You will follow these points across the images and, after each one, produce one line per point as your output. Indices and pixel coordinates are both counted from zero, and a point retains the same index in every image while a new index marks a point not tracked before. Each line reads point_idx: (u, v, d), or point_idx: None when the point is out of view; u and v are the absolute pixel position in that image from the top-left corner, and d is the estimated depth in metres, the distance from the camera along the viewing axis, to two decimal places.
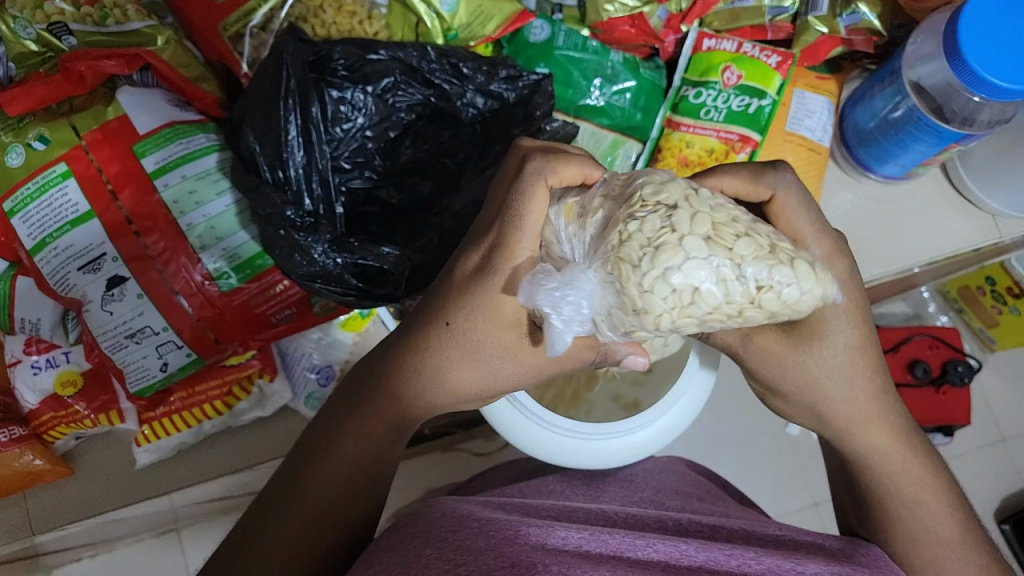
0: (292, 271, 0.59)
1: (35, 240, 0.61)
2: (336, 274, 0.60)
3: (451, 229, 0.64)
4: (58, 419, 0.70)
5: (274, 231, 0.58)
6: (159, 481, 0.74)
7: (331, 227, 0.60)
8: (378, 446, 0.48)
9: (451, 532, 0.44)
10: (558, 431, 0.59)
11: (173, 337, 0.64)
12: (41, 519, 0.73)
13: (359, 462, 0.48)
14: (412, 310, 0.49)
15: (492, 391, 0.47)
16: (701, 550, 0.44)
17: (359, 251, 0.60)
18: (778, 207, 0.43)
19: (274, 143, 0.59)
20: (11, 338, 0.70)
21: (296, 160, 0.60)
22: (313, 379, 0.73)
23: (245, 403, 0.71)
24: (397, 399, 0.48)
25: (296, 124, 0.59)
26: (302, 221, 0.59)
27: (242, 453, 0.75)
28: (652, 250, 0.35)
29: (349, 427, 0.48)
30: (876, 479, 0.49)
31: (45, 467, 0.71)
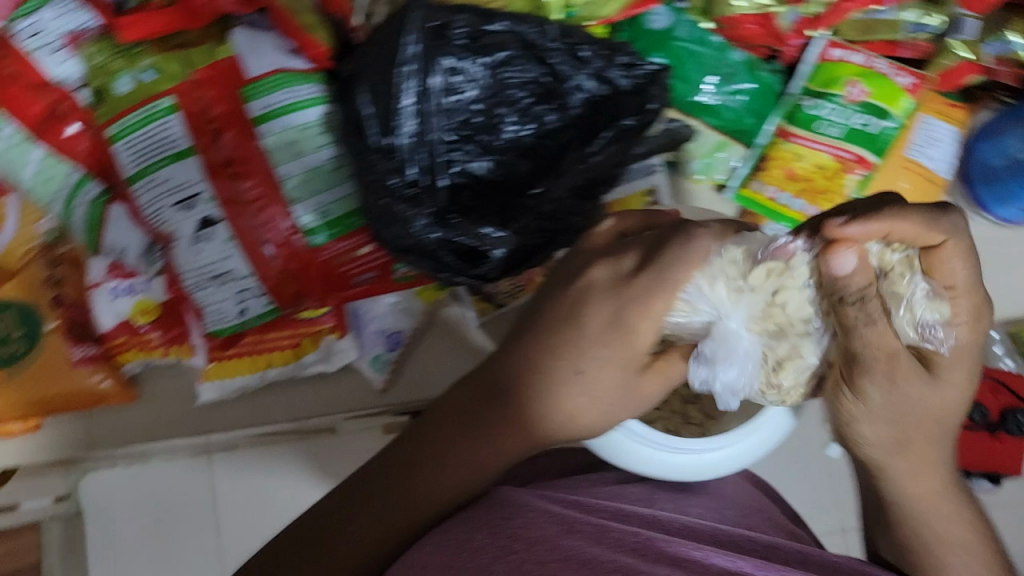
0: (389, 239, 0.59)
1: (134, 170, 0.61)
2: (433, 249, 0.59)
3: (547, 214, 0.62)
4: (130, 343, 0.71)
5: (376, 199, 0.58)
6: (216, 419, 0.75)
7: (438, 199, 0.60)
8: (474, 471, 0.47)
9: (507, 520, 0.45)
10: (631, 435, 0.56)
11: (255, 284, 0.64)
12: (100, 442, 0.75)
13: (458, 479, 0.47)
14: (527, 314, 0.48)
15: (592, 425, 0.46)
16: (758, 568, 0.44)
17: (457, 229, 0.59)
18: (945, 254, 0.40)
19: (385, 108, 0.57)
20: (93, 259, 0.70)
21: (406, 128, 0.59)
22: (381, 343, 0.72)
23: (312, 356, 0.71)
24: (503, 434, 0.47)
25: (410, 92, 0.58)
26: (405, 192, 0.59)
27: (299, 403, 0.75)
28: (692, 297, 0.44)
29: (457, 448, 0.47)
30: (949, 529, 0.47)
31: (111, 390, 0.72)
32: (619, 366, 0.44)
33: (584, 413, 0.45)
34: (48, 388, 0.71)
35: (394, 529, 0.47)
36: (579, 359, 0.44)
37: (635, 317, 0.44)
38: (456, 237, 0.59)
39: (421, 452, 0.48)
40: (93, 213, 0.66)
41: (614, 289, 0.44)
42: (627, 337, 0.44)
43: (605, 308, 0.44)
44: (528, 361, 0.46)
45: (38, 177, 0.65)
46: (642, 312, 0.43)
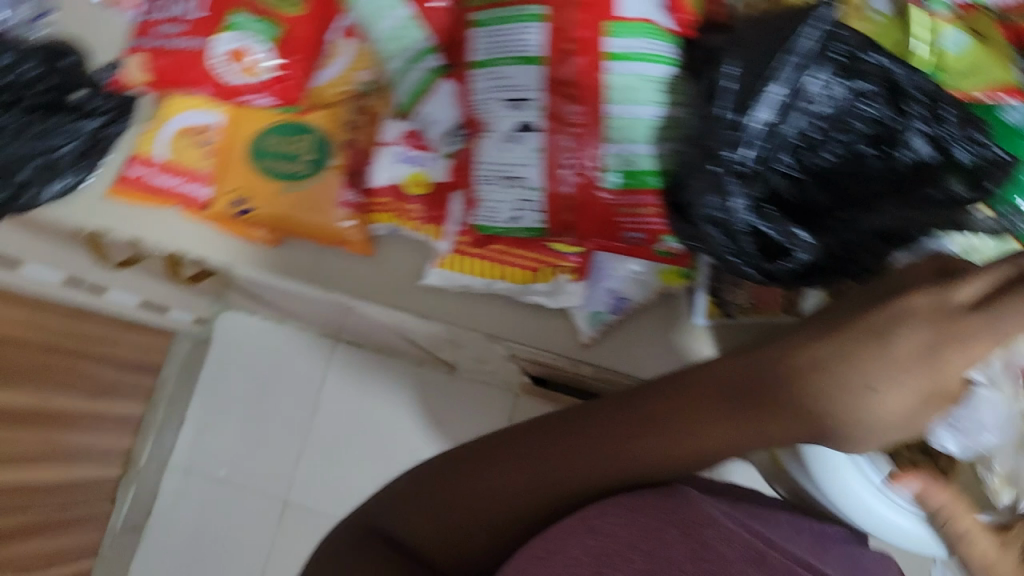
0: (699, 208, 0.60)
1: (482, 57, 0.66)
2: (738, 233, 0.60)
3: (844, 241, 0.62)
4: (390, 205, 0.78)
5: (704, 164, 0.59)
6: (428, 304, 0.80)
7: (759, 186, 0.60)
8: (716, 436, 0.53)
9: (704, 532, 0.54)
10: (855, 465, 0.62)
11: (536, 200, 0.67)
12: (323, 279, 0.82)
13: (690, 438, 0.53)
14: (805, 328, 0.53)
15: (863, 429, 0.49)
16: None
17: (770, 223, 0.60)
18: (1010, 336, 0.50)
19: (749, 88, 0.57)
20: (395, 122, 0.76)
21: (759, 116, 0.58)
22: (607, 302, 0.75)
23: (542, 285, 0.76)
24: (758, 404, 0.51)
25: (779, 84, 0.57)
26: (739, 168, 0.59)
27: (504, 322, 0.79)
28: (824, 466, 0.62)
29: (700, 427, 0.53)
30: None
31: (355, 238, 0.79)
32: (908, 404, 0.48)
33: (868, 415, 0.48)
34: (307, 212, 0.78)
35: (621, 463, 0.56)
36: (874, 378, 0.47)
37: (948, 353, 0.48)
38: (767, 229, 0.60)
39: (663, 405, 0.54)
40: (424, 82, 0.72)
41: (930, 317, 0.49)
42: (931, 360, 0.48)
43: (921, 334, 0.48)
44: (809, 355, 0.50)
45: (387, 35, 0.72)
46: (957, 347, 0.48)
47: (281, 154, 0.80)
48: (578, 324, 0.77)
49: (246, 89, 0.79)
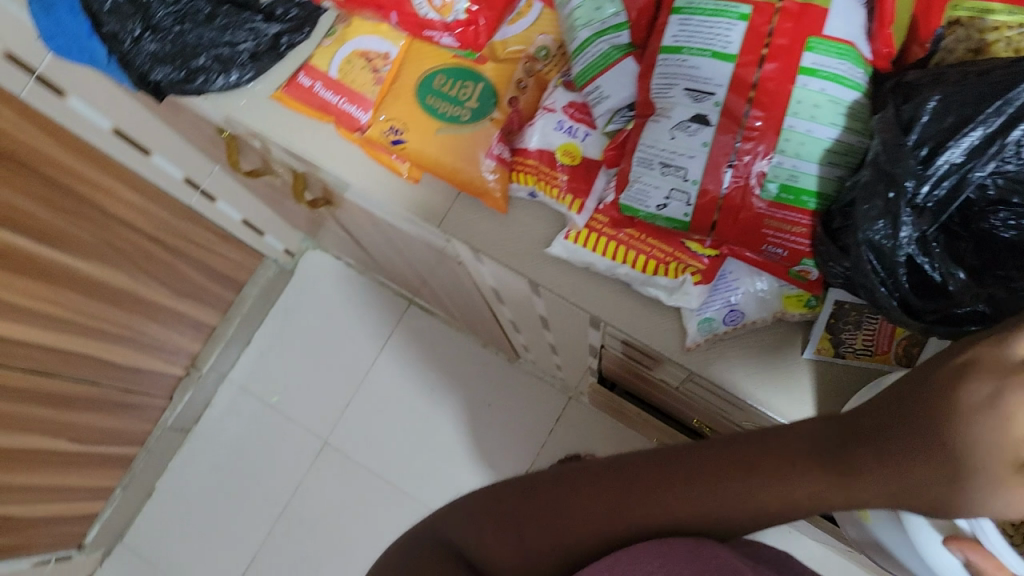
0: (862, 231, 0.59)
1: (674, 42, 0.67)
2: (894, 264, 0.59)
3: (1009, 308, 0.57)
4: (536, 170, 0.80)
5: (881, 187, 0.59)
6: (546, 271, 0.82)
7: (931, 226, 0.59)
8: (789, 496, 0.51)
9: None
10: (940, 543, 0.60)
11: (690, 193, 0.67)
12: (452, 223, 0.84)
13: (780, 487, 0.51)
14: (901, 385, 0.49)
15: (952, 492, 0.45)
16: None
17: (933, 262, 0.59)
18: None
19: (947, 126, 0.58)
20: (561, 91, 0.80)
21: (950, 156, 0.58)
22: (721, 311, 0.75)
23: (663, 280, 0.76)
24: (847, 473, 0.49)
25: (980, 130, 0.57)
26: (916, 201, 0.58)
27: (615, 307, 0.80)
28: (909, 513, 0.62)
29: (799, 479, 0.51)
30: None
31: (494, 192, 0.80)
32: (1017, 476, 0.43)
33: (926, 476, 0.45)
34: (454, 155, 0.80)
35: (678, 516, 0.55)
36: (949, 437, 0.44)
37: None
38: (927, 267, 0.59)
39: (732, 466, 0.53)
40: (607, 55, 0.73)
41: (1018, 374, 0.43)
42: (1010, 424, 0.42)
43: (1010, 395, 0.43)
44: (907, 418, 0.47)
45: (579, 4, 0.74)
46: None
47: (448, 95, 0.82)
48: (686, 325, 0.76)
49: (434, 26, 0.81)
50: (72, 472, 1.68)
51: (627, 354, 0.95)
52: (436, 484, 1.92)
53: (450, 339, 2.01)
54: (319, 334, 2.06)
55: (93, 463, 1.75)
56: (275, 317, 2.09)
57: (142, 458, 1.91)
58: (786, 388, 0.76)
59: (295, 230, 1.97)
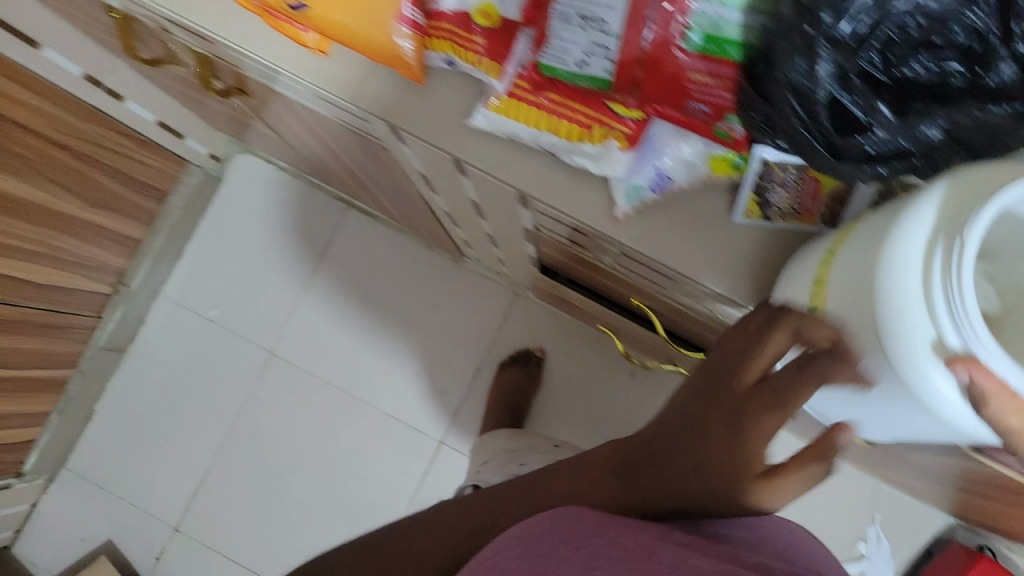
0: (782, 71, 0.57)
1: None
2: (814, 105, 0.58)
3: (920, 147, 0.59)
4: (453, 35, 0.74)
5: (798, 25, 0.56)
6: (468, 145, 0.78)
7: (849, 66, 0.57)
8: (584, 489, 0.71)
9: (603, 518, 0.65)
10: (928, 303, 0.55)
11: (611, 47, 0.63)
12: (368, 97, 0.80)
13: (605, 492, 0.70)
14: (632, 457, 0.71)
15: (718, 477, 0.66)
16: None
17: (854, 100, 0.57)
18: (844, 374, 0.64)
19: None
20: None
21: None
22: (649, 177, 0.73)
23: (588, 148, 0.73)
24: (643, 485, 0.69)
25: None
26: (833, 37, 0.55)
27: (540, 180, 0.78)
28: (891, 309, 0.57)
29: (596, 492, 0.70)
30: None
31: (410, 61, 0.76)
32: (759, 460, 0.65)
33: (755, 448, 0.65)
34: (360, 19, 0.74)
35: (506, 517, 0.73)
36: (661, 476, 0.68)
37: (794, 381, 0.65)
38: (848, 103, 0.58)
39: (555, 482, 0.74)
40: None
41: (730, 408, 0.68)
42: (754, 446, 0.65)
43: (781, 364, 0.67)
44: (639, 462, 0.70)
45: None
46: (755, 421, 0.66)
47: None
48: (615, 197, 0.74)
49: None
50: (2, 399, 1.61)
51: (558, 235, 0.93)
52: (383, 387, 1.92)
53: (392, 242, 1.97)
54: (256, 244, 1.99)
55: (28, 389, 1.67)
56: (207, 229, 2.00)
57: (78, 380, 1.83)
58: (712, 254, 0.76)
59: (217, 134, 1.86)
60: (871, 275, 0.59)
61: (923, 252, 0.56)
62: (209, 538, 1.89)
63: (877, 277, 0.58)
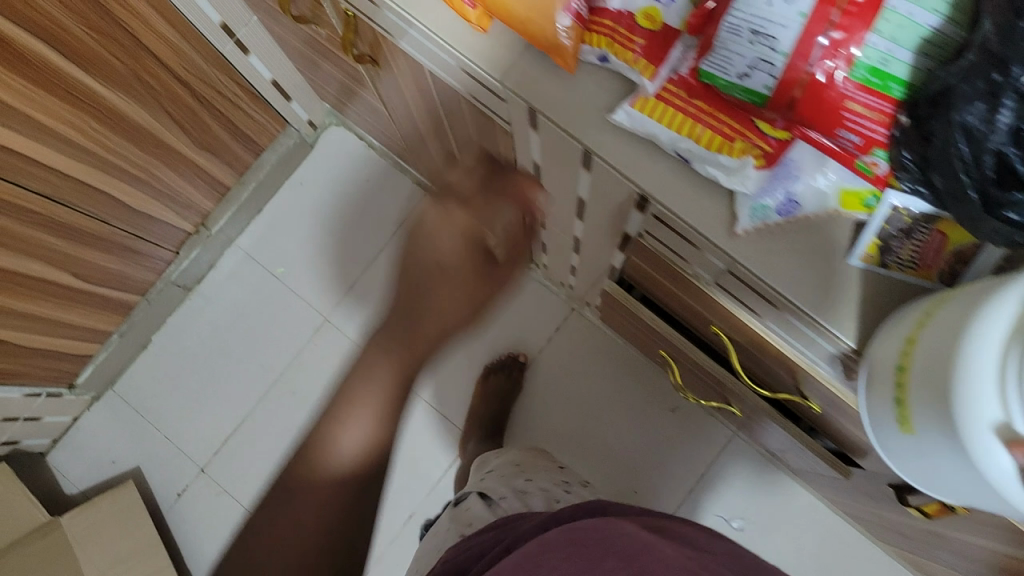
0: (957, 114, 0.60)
1: None
2: (979, 151, 0.59)
3: None
4: (613, 32, 0.77)
5: (986, 70, 0.58)
6: (600, 138, 0.81)
7: None
8: None
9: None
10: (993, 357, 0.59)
11: (775, 62, 0.66)
12: (515, 75, 0.83)
13: None
14: None
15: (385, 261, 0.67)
16: None
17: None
18: None
19: None
20: None
21: None
22: (778, 199, 0.75)
23: (724, 158, 0.74)
24: None
25: None
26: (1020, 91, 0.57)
27: (664, 182, 0.80)
28: (971, 385, 0.60)
29: None
30: None
31: (566, 49, 0.79)
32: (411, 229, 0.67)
33: None
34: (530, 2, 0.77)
35: None
36: None
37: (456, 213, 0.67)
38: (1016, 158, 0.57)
39: None
40: None
41: None
42: None
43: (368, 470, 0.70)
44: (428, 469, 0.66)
45: None
46: None
47: None
48: (738, 212, 0.76)
49: None
50: (70, 307, 1.71)
51: (660, 245, 0.95)
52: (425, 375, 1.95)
53: None
54: (332, 212, 2.04)
55: (94, 302, 1.77)
56: (291, 189, 2.07)
57: (142, 308, 1.93)
58: (818, 282, 0.77)
59: (320, 100, 1.94)
60: (962, 327, 0.61)
61: (1005, 338, 0.58)
62: (228, 486, 1.92)
63: (965, 333, 0.61)
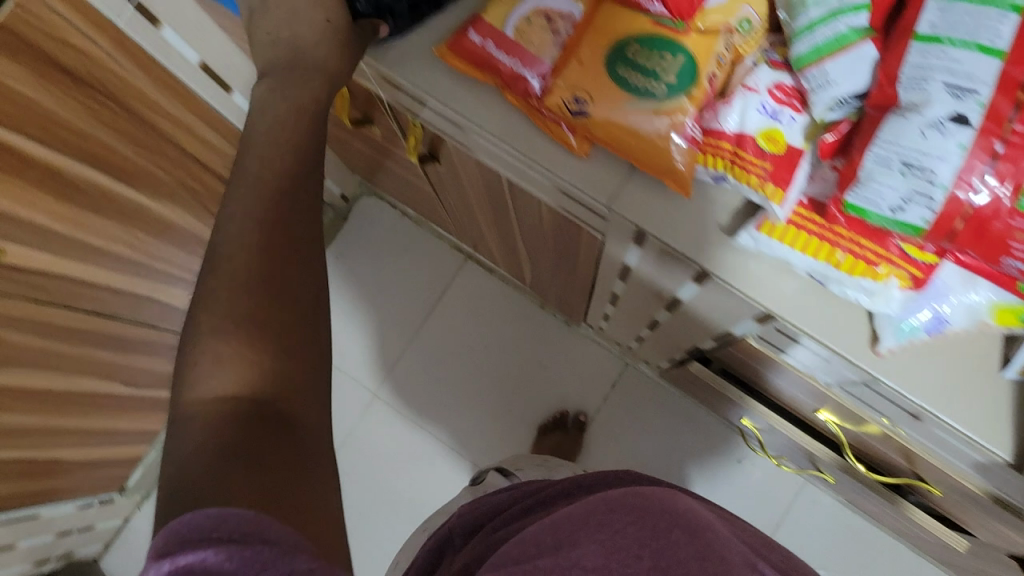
0: None
1: (931, 31, 0.62)
2: None
3: None
4: (731, 155, 0.73)
5: None
6: (721, 257, 0.78)
7: None
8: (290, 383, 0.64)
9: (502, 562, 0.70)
10: None
11: (934, 196, 0.62)
12: (622, 199, 0.80)
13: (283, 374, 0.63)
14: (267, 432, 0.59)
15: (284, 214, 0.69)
16: None
17: None
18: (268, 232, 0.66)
19: None
20: (764, 70, 0.74)
21: None
22: (926, 319, 0.72)
23: (866, 282, 0.71)
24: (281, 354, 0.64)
25: None
26: None
27: (794, 301, 0.77)
28: None
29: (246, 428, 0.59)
30: None
31: (679, 173, 0.75)
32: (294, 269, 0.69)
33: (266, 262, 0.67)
34: (644, 131, 0.74)
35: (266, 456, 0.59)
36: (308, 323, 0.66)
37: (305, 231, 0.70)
38: None
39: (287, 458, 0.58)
40: (844, 37, 0.66)
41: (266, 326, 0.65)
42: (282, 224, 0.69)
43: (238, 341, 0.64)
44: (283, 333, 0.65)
45: None
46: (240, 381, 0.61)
47: (642, 66, 0.74)
48: (881, 331, 0.73)
49: None
50: (118, 413, 1.67)
51: (773, 348, 0.92)
52: (481, 443, 1.91)
53: (505, 297, 1.98)
54: (371, 284, 2.01)
55: (141, 404, 1.74)
56: (328, 265, 2.03)
57: None
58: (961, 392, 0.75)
59: (352, 174, 1.91)
60: None
61: None
62: None
63: None
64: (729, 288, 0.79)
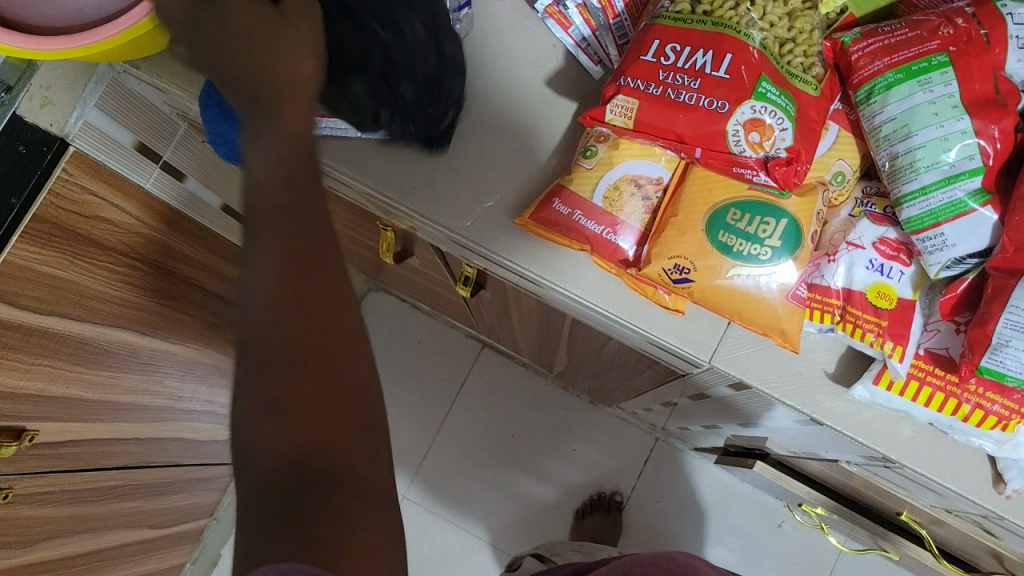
0: None
1: None
2: None
3: None
4: (841, 310, 0.74)
5: None
6: (833, 408, 0.77)
7: None
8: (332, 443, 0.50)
9: None
10: None
11: None
12: (726, 354, 0.78)
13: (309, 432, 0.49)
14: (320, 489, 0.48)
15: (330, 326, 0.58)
16: None
17: None
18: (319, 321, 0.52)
19: None
20: (866, 224, 0.74)
21: None
22: None
23: (991, 431, 0.71)
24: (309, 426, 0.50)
25: None
26: None
27: (911, 445, 0.76)
28: None
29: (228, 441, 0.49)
30: None
31: (789, 334, 0.74)
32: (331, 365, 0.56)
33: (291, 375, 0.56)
34: (754, 295, 0.72)
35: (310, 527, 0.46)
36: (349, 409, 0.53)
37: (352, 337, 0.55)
38: None
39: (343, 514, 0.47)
40: (958, 202, 0.65)
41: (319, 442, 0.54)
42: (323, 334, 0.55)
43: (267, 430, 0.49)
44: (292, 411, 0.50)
45: (922, 143, 0.65)
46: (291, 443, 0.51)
47: (743, 231, 0.72)
48: (1008, 474, 0.72)
49: (747, 164, 0.68)
50: (149, 556, 1.58)
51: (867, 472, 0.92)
52: (520, 534, 1.86)
53: (525, 381, 1.96)
54: (388, 382, 1.95)
55: (168, 542, 1.65)
56: None
57: (211, 528, 1.82)
58: None
59: (359, 275, 1.86)
60: None
61: None
62: None
63: None
64: (841, 434, 0.78)
